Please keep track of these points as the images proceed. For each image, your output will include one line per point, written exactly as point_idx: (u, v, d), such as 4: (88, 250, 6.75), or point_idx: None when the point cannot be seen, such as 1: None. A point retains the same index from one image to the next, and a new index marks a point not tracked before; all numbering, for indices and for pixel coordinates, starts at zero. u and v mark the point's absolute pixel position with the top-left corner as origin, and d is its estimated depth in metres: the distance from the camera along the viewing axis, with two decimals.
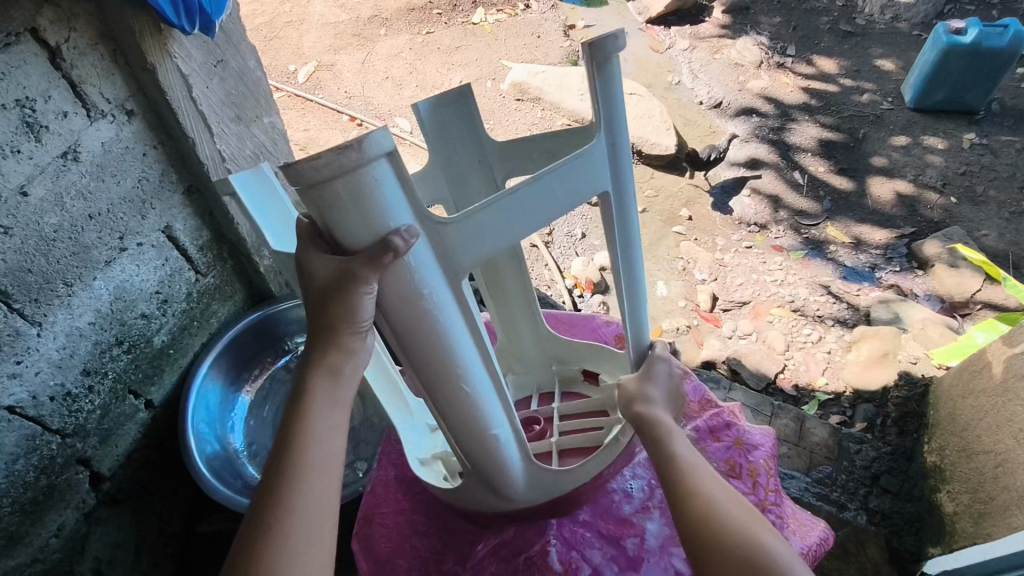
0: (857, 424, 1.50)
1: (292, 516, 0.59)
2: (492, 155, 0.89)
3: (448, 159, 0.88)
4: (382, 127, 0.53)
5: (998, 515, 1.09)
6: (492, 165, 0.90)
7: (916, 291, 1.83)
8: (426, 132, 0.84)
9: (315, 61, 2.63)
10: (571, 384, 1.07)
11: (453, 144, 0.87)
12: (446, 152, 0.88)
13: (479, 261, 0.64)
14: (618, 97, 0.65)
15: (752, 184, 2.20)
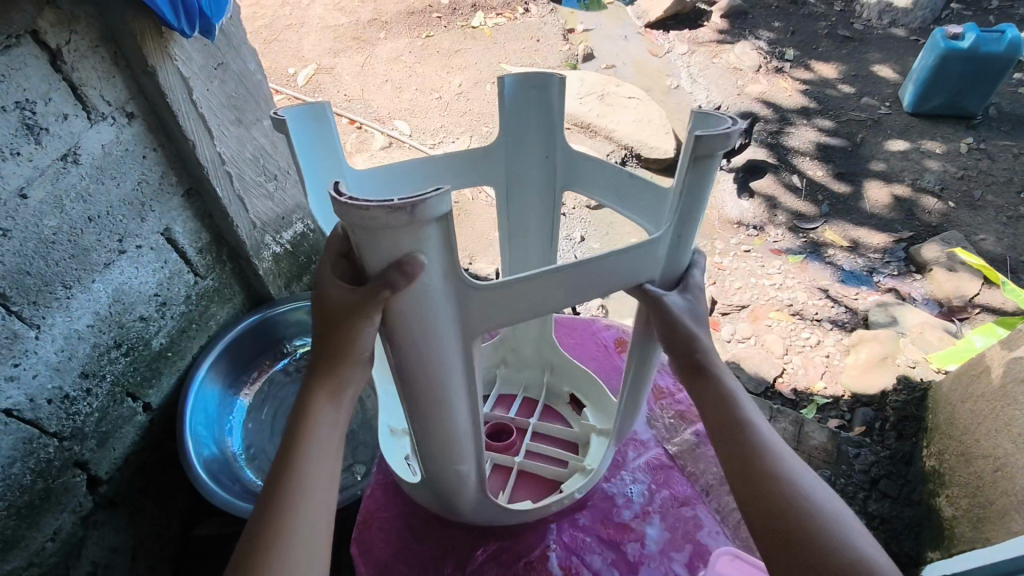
0: (856, 428, 1.50)
1: (287, 539, 0.58)
2: (558, 156, 0.95)
3: (513, 139, 0.94)
4: (444, 192, 0.52)
5: (997, 520, 1.09)
6: (554, 164, 0.97)
7: (914, 294, 1.83)
8: (503, 105, 0.90)
9: (316, 64, 2.64)
10: (553, 398, 1.06)
11: (525, 134, 0.94)
12: (513, 132, 0.94)
13: (493, 327, 0.66)
14: (702, 196, 0.65)
15: (750, 187, 2.20)
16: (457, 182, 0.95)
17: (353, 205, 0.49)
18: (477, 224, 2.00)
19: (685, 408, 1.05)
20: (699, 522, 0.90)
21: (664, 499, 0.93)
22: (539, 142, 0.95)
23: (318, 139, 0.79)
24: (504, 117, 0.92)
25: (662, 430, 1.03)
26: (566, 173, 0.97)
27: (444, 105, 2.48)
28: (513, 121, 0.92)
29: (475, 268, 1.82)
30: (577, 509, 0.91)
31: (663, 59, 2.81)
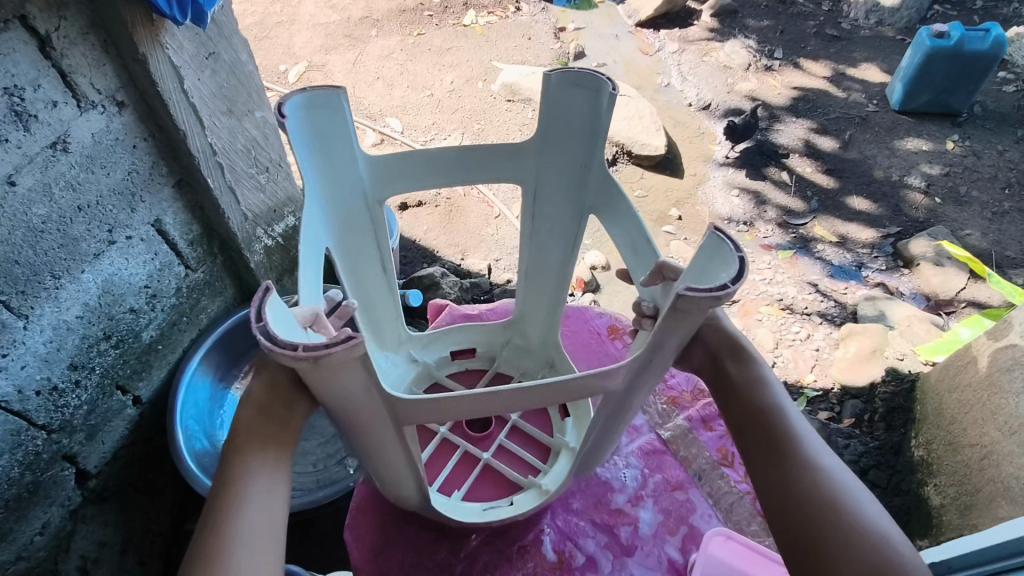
0: (845, 420, 1.52)
1: (230, 556, 0.58)
2: (592, 169, 0.94)
3: (546, 138, 0.94)
4: (353, 340, 0.51)
5: (984, 507, 1.12)
6: (588, 176, 0.95)
7: (902, 289, 1.85)
8: (545, 98, 0.90)
9: (307, 62, 2.63)
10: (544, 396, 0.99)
11: (566, 137, 0.94)
12: (550, 128, 0.93)
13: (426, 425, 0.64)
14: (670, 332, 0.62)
15: (740, 184, 2.22)
16: (480, 174, 0.96)
17: (260, 345, 0.51)
18: (469, 220, 1.99)
19: (678, 393, 1.05)
20: (691, 505, 0.92)
21: (658, 482, 0.94)
22: (579, 148, 0.93)
23: (330, 122, 0.83)
24: (545, 112, 0.92)
25: (655, 416, 1.02)
26: (599, 193, 0.94)
27: (435, 102, 2.47)
28: (554, 119, 0.92)
29: (467, 264, 1.83)
30: (570, 494, 0.91)
31: (653, 57, 2.82)
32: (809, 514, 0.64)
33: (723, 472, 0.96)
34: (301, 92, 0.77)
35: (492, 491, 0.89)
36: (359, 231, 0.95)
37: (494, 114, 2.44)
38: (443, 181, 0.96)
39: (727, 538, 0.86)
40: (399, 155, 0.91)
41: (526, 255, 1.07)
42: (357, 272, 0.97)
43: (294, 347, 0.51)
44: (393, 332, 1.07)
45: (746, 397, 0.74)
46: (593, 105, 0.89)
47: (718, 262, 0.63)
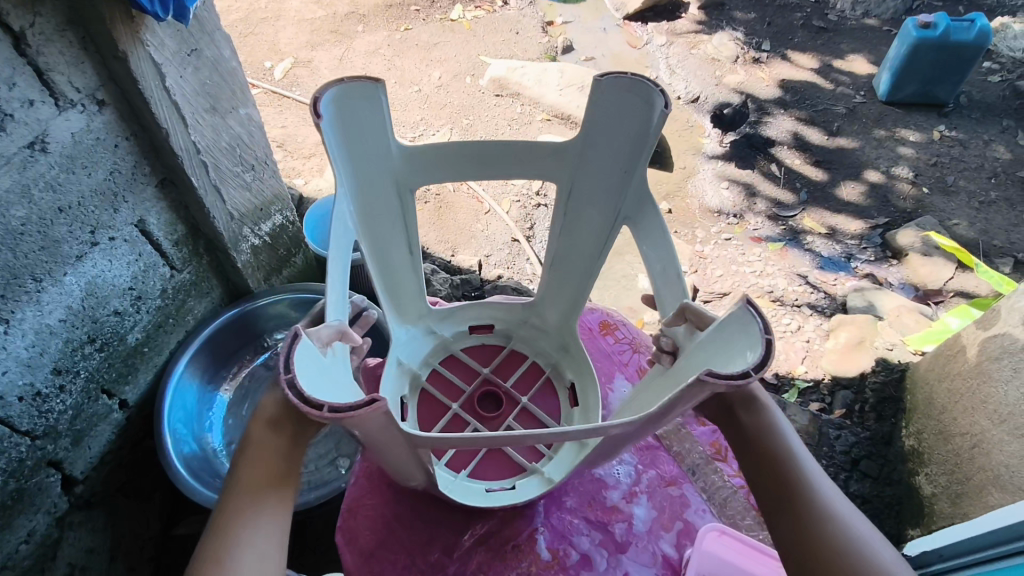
0: (836, 411, 1.53)
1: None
2: (632, 179, 0.85)
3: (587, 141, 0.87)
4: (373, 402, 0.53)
5: (975, 495, 1.14)
6: (629, 183, 0.86)
7: (890, 280, 1.86)
8: (592, 100, 0.83)
9: (292, 58, 2.60)
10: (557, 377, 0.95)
11: (608, 140, 0.86)
12: (593, 130, 0.86)
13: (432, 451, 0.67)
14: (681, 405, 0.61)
15: (729, 176, 2.22)
16: (506, 171, 0.90)
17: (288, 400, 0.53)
18: (458, 216, 1.98)
19: None
20: (685, 500, 0.92)
21: (652, 479, 0.93)
22: (623, 153, 0.85)
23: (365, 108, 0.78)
24: (589, 113, 0.84)
25: None
26: (635, 204, 0.86)
27: (423, 98, 2.46)
28: (597, 123, 0.85)
29: (457, 260, 1.82)
30: (563, 492, 0.91)
31: (641, 50, 2.81)
32: (822, 570, 0.66)
33: (716, 467, 0.95)
34: (335, 86, 0.73)
35: (498, 470, 0.85)
36: (387, 213, 0.89)
37: (483, 109, 2.43)
38: (473, 174, 0.90)
39: (721, 533, 0.86)
40: (431, 146, 0.86)
41: (556, 248, 0.97)
42: (382, 253, 0.90)
43: (320, 405, 0.53)
44: (414, 304, 0.97)
45: (758, 447, 0.74)
46: (643, 114, 0.81)
47: (742, 337, 0.62)
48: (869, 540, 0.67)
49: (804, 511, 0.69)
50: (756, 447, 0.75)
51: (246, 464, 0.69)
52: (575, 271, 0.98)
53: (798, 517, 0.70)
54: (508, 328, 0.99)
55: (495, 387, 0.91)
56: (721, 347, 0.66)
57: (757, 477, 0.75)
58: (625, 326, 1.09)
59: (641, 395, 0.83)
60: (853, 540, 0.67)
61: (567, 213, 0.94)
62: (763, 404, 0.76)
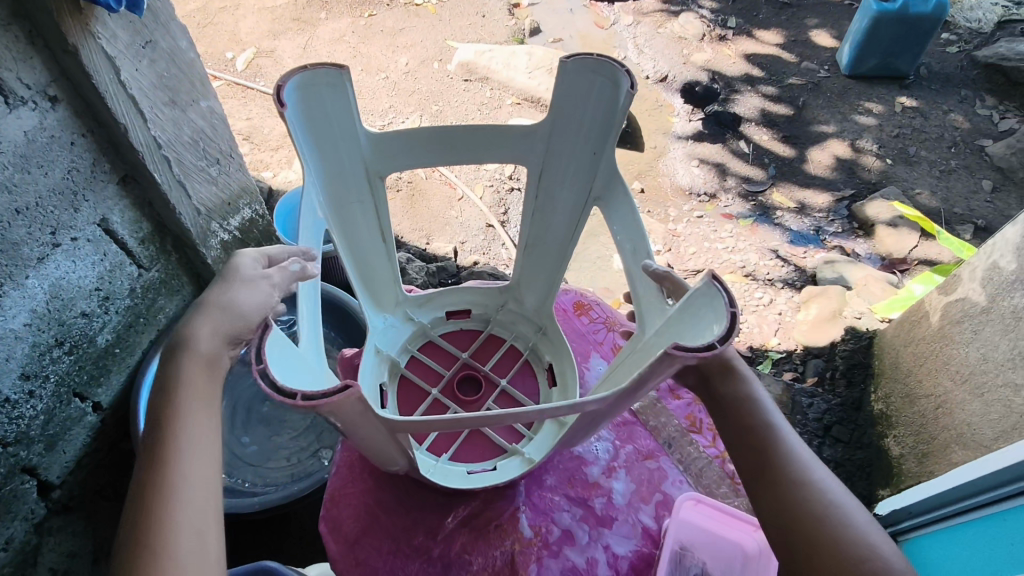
0: (809, 380, 1.57)
1: (171, 533, 0.59)
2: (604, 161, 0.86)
3: (555, 123, 0.87)
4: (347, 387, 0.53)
5: (940, 453, 1.20)
6: (600, 165, 0.87)
7: (858, 251, 1.91)
8: (558, 83, 0.83)
9: (254, 48, 2.54)
10: (535, 360, 0.95)
11: (576, 123, 0.86)
12: (560, 114, 0.86)
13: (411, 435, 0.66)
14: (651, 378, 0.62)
15: (699, 154, 2.24)
16: (477, 154, 0.89)
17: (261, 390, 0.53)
18: (432, 203, 1.97)
19: None
20: (663, 473, 0.93)
21: (630, 454, 0.95)
22: (591, 135, 0.86)
23: (332, 93, 0.77)
24: (556, 96, 0.84)
25: None
26: (605, 184, 0.87)
27: (390, 85, 2.42)
28: (564, 105, 0.85)
29: (432, 248, 1.82)
30: (543, 471, 0.91)
31: (608, 30, 2.81)
32: (802, 534, 0.69)
33: (691, 438, 0.98)
34: (299, 73, 0.73)
35: (476, 452, 0.86)
36: (357, 200, 0.88)
37: (452, 95, 2.41)
38: (443, 161, 0.90)
39: (698, 502, 0.87)
40: (400, 133, 0.85)
41: (528, 231, 0.98)
42: (354, 241, 0.90)
43: (292, 395, 0.53)
44: (390, 292, 0.96)
45: (740, 417, 0.76)
46: (610, 95, 0.82)
47: (710, 311, 0.64)
48: (846, 504, 0.70)
49: (784, 478, 0.72)
50: (737, 418, 0.76)
51: (177, 413, 0.65)
52: (548, 254, 0.98)
53: (778, 484, 0.72)
54: (486, 313, 0.99)
55: (473, 370, 0.91)
56: (689, 319, 0.68)
57: (738, 447, 0.76)
58: (599, 306, 1.10)
59: (618, 370, 0.85)
60: (831, 505, 0.69)
61: (538, 196, 0.94)
62: (744, 376, 0.77)
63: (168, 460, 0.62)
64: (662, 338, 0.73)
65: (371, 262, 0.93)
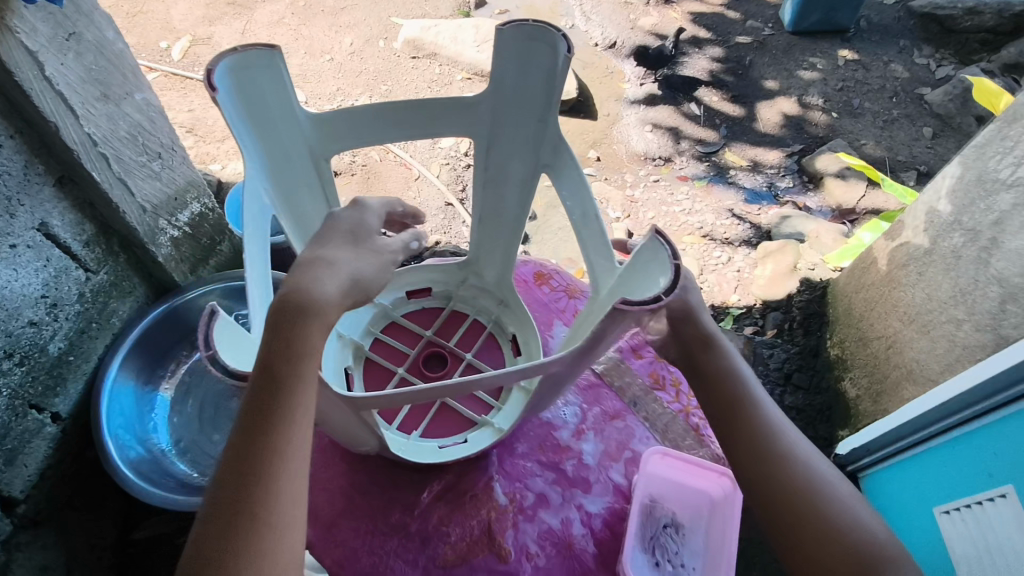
0: (769, 332, 1.63)
1: (275, 504, 0.58)
2: (548, 129, 0.87)
3: (497, 94, 0.87)
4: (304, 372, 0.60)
5: (893, 391, 1.27)
6: (545, 133, 0.88)
7: (809, 204, 1.96)
8: (496, 53, 0.83)
9: (190, 36, 2.43)
10: (499, 332, 0.96)
11: (518, 93, 0.86)
12: (501, 84, 0.86)
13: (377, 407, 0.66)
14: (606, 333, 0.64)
15: (652, 119, 2.25)
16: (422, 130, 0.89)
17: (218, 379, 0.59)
18: (388, 185, 1.94)
19: None
20: (630, 431, 0.96)
21: (596, 415, 0.97)
22: (534, 103, 0.86)
23: (265, 74, 0.75)
24: (495, 66, 0.84)
25: None
26: (552, 152, 0.88)
27: (337, 67, 2.36)
28: (504, 74, 0.85)
29: None
30: (514, 439, 0.93)
31: None
32: (785, 500, 0.74)
33: (655, 396, 1.01)
34: (229, 55, 0.71)
35: (447, 427, 0.88)
36: (302, 185, 0.87)
37: (401, 73, 2.36)
38: (387, 139, 0.89)
39: (665, 455, 0.90)
40: (341, 113, 0.84)
41: (483, 205, 0.97)
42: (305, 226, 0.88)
43: (245, 379, 0.60)
44: None
45: (720, 391, 0.81)
46: (548, 62, 0.82)
47: (656, 265, 0.66)
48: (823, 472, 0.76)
49: (767, 451, 0.77)
50: (720, 393, 0.81)
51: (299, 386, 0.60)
52: (503, 226, 0.98)
53: (763, 458, 0.77)
54: (448, 290, 0.99)
55: (438, 347, 0.92)
56: (636, 277, 0.70)
57: (719, 420, 0.81)
58: (559, 274, 1.10)
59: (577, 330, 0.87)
60: (812, 475, 0.75)
61: (488, 169, 0.94)
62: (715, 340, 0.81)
63: (278, 425, 0.59)
64: (614, 295, 0.75)
65: None
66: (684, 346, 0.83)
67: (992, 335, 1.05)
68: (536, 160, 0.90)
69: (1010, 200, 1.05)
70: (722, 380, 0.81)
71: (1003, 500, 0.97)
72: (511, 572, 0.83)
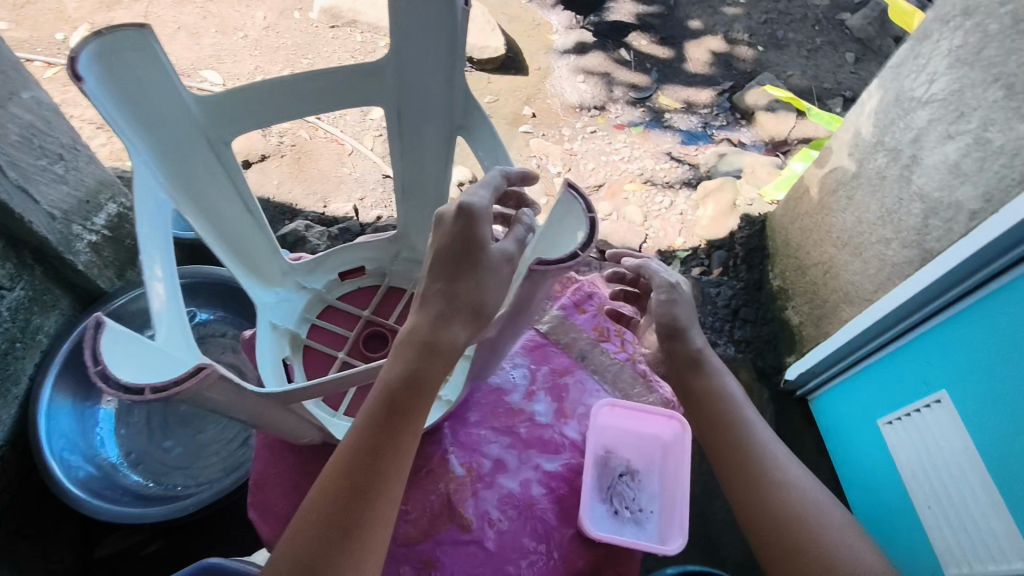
0: (715, 271, 1.66)
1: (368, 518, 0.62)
2: (458, 88, 0.83)
3: (400, 56, 0.82)
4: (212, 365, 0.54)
5: (832, 314, 1.32)
6: (456, 92, 0.84)
7: (744, 140, 1.99)
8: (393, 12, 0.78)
9: (85, 23, 2.25)
10: None
11: (421, 53, 0.82)
12: (402, 45, 0.81)
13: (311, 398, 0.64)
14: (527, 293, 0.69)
15: (583, 69, 2.21)
16: (328, 103, 0.84)
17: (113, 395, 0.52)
18: (321, 163, 1.86)
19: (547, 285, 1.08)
20: (580, 387, 0.97)
21: (547, 375, 0.98)
22: (439, 62, 0.82)
23: (138, 56, 0.68)
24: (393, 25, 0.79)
25: None
26: (464, 111, 0.85)
27: (251, 44, 2.23)
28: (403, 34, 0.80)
29: (330, 210, 1.74)
30: (465, 409, 0.92)
31: None
32: (782, 529, 0.72)
33: (602, 347, 1.03)
34: (93, 41, 0.62)
35: (393, 407, 0.86)
36: (208, 175, 0.81)
37: (320, 45, 2.25)
38: (288, 115, 0.83)
39: (613, 408, 0.93)
40: (235, 94, 0.78)
41: (403, 174, 0.95)
42: (216, 217, 0.83)
43: (141, 390, 0.52)
44: (272, 262, 0.91)
45: (712, 408, 0.85)
46: (447, 18, 0.77)
47: (567, 222, 0.69)
48: (810, 498, 0.74)
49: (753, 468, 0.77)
50: (713, 412, 0.84)
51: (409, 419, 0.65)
52: (426, 194, 0.96)
53: (761, 486, 0.76)
54: (381, 267, 0.97)
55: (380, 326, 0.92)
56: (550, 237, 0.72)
57: (712, 438, 0.83)
58: None
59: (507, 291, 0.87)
60: (800, 495, 0.74)
61: (402, 136, 0.91)
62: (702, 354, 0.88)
63: (385, 443, 0.64)
64: None
65: (243, 237, 0.87)
66: (677, 365, 0.90)
67: (917, 250, 1.09)
68: (449, 122, 0.87)
69: (926, 117, 1.08)
70: (715, 399, 0.85)
71: (938, 406, 1.04)
72: (476, 540, 0.82)
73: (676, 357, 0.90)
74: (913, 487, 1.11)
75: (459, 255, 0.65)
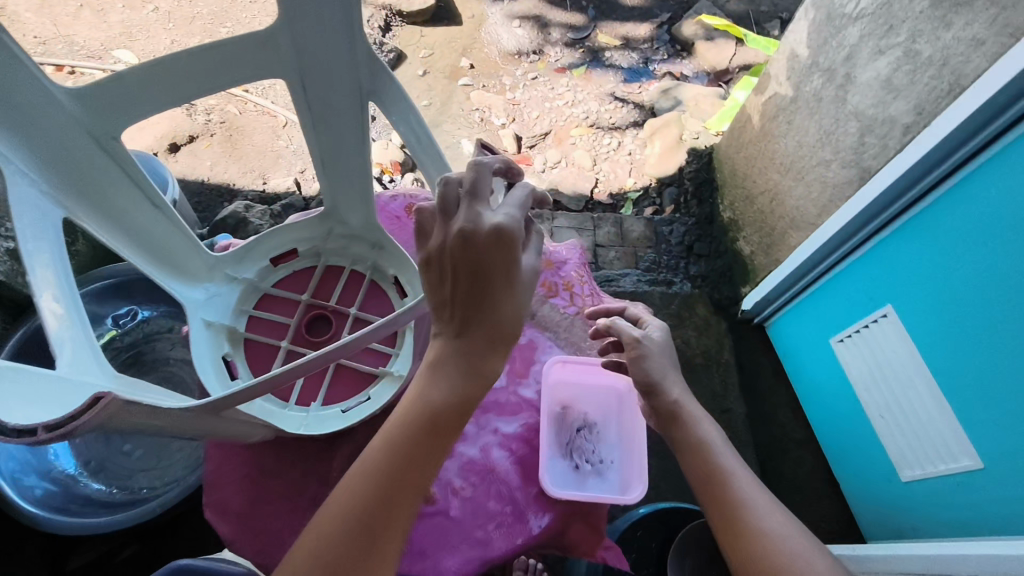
0: (667, 209, 1.67)
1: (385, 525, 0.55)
2: (362, 51, 0.66)
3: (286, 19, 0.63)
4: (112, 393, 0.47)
5: (781, 241, 1.33)
6: (360, 55, 0.66)
7: (685, 73, 1.97)
8: None
9: None
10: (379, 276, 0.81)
11: (310, 11, 0.62)
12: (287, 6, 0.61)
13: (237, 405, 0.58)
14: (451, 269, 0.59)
15: (518, 12, 2.13)
16: (221, 77, 0.66)
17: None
18: (255, 138, 1.75)
19: None
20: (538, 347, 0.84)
21: None
22: (336, 21, 0.63)
23: None
24: None
25: None
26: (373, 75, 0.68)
27: (161, 16, 2.08)
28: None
29: (271, 187, 1.66)
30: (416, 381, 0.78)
31: None
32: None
33: (550, 304, 0.97)
34: None
35: (347, 388, 0.71)
36: (92, 175, 0.65)
37: (237, 11, 2.11)
38: (178, 98, 0.67)
39: (564, 362, 0.91)
40: (110, 79, 0.62)
41: (320, 152, 0.76)
42: (117, 222, 0.68)
43: (33, 429, 0.45)
44: (195, 260, 0.76)
45: (695, 462, 0.74)
46: None
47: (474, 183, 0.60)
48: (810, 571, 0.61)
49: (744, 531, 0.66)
50: (703, 468, 0.73)
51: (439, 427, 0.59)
52: (351, 173, 0.77)
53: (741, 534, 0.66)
54: (315, 247, 0.81)
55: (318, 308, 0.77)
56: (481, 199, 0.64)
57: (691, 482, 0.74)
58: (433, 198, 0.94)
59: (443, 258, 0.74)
60: (785, 549, 0.63)
61: (313, 107, 0.72)
62: (684, 406, 0.79)
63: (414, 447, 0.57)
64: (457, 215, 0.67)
65: (154, 238, 0.72)
66: (662, 418, 0.80)
67: (856, 170, 1.10)
68: (356, 86, 0.70)
69: (857, 33, 1.07)
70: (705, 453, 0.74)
71: (886, 321, 1.07)
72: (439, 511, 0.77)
73: (655, 409, 0.81)
74: (866, 399, 1.16)
75: (482, 262, 0.55)
